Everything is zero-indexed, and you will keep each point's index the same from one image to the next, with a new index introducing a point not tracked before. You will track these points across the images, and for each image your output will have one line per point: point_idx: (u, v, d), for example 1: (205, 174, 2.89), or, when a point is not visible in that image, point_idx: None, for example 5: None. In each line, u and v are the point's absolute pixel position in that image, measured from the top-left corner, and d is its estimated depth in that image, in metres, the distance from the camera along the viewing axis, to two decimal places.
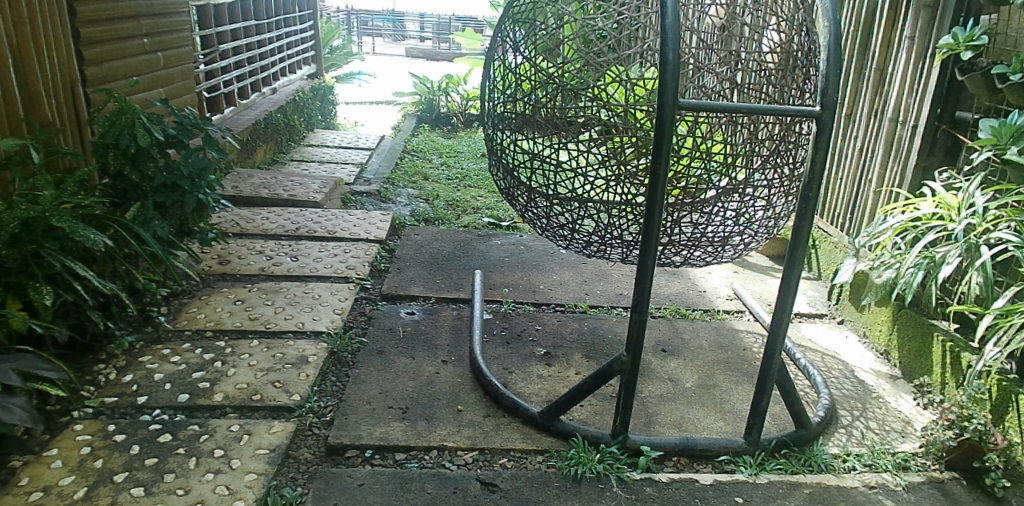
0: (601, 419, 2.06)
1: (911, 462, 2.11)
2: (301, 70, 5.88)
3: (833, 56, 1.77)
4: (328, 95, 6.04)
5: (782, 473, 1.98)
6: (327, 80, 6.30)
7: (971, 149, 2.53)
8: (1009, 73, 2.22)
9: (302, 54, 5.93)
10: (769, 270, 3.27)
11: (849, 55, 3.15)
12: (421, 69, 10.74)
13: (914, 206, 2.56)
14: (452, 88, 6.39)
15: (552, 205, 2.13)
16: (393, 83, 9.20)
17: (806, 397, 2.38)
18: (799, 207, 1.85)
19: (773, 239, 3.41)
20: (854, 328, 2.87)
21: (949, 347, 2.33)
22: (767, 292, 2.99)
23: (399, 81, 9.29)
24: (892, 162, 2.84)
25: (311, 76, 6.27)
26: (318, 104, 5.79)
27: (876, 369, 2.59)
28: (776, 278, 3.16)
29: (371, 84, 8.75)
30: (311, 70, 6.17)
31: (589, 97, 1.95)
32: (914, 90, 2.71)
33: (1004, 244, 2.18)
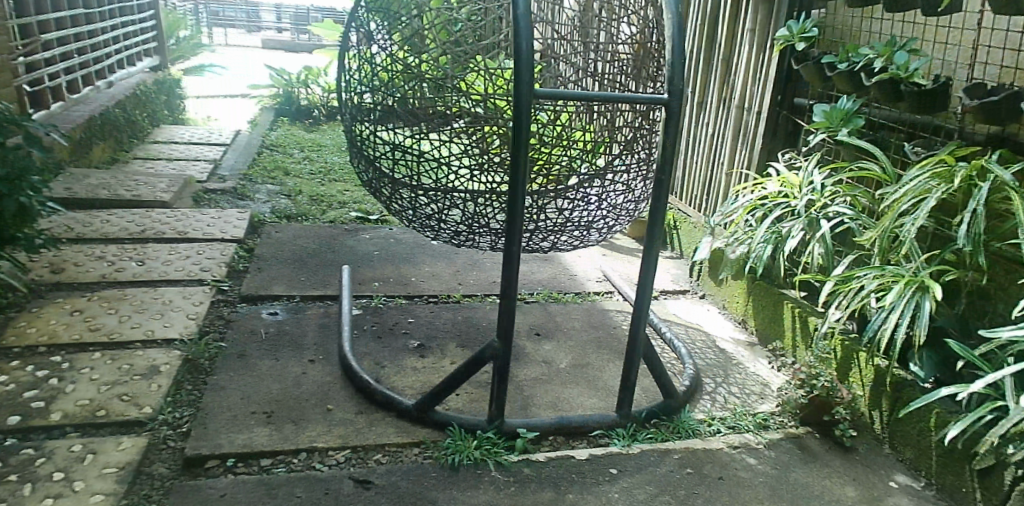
0: (477, 406, 2.05)
1: (770, 421, 2.28)
2: (143, 63, 5.49)
3: (677, 46, 1.83)
4: (174, 90, 5.64)
5: (653, 442, 2.08)
6: (173, 73, 5.88)
7: (807, 132, 2.74)
8: (838, 62, 2.47)
9: (142, 45, 5.54)
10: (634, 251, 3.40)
11: (698, 47, 3.33)
12: (278, 61, 10.34)
13: (761, 186, 2.70)
14: (312, 80, 6.22)
15: (417, 196, 2.07)
16: (248, 75, 8.77)
17: (673, 369, 2.49)
18: (654, 189, 1.92)
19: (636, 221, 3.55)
20: (714, 301, 3.04)
21: (798, 312, 2.52)
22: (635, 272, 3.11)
23: (254, 73, 8.88)
24: (740, 146, 3.02)
25: (154, 68, 5.86)
26: (164, 99, 5.40)
27: (735, 338, 2.76)
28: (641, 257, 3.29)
29: (223, 76, 8.30)
30: (153, 62, 5.77)
31: (450, 87, 1.93)
32: (757, 79, 2.90)
33: (841, 218, 2.37)
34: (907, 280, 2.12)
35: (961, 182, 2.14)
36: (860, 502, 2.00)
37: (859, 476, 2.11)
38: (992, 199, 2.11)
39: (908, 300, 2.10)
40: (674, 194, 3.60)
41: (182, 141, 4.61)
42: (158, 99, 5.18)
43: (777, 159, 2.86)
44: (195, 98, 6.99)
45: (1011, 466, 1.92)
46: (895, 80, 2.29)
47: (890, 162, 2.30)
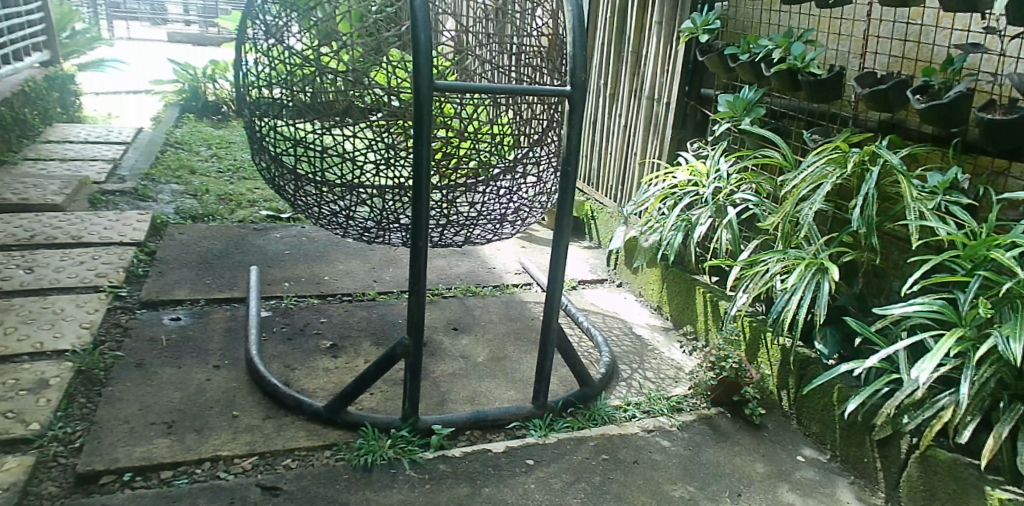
0: (392, 404, 2.03)
1: (684, 403, 2.35)
2: (32, 57, 5.18)
3: (578, 38, 1.84)
4: (69, 86, 5.34)
5: (569, 431, 2.11)
6: (66, 69, 5.59)
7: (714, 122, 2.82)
8: (740, 53, 2.54)
9: (31, 39, 5.22)
10: None
11: (609, 39, 3.38)
12: (188, 54, 9.95)
13: (671, 174, 2.76)
14: (220, 74, 6.00)
15: (322, 193, 2.02)
16: (154, 69, 8.39)
17: (590, 357, 2.53)
18: (561, 180, 1.93)
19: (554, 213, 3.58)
20: (631, 289, 3.10)
21: (709, 297, 2.59)
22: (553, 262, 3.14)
23: (160, 67, 8.51)
24: (651, 137, 3.08)
25: (46, 63, 5.54)
26: (56, 96, 5.15)
27: (651, 323, 2.82)
28: None
29: (125, 71, 7.91)
30: (44, 58, 5.46)
31: (350, 80, 1.88)
32: (665, 70, 2.95)
33: (746, 204, 2.45)
34: (806, 262, 2.20)
35: (855, 166, 2.23)
36: (768, 478, 2.08)
37: (767, 452, 2.20)
38: (883, 183, 2.21)
39: (807, 281, 2.18)
40: (590, 185, 3.64)
41: (77, 140, 4.38)
42: (48, 97, 4.91)
43: (687, 148, 2.93)
44: (94, 95, 6.64)
45: (904, 435, 2.03)
46: (793, 70, 2.38)
47: (790, 149, 2.39)
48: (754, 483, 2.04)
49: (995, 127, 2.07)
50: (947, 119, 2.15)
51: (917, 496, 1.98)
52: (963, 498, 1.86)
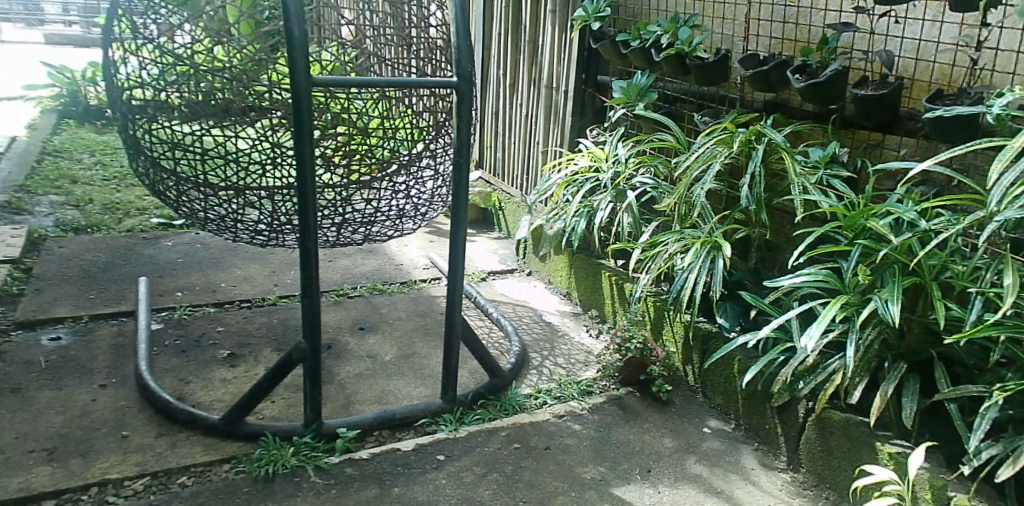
0: (295, 411, 2.00)
1: (594, 386, 2.39)
2: None
3: (461, 28, 1.83)
4: None
5: (481, 423, 2.11)
6: None
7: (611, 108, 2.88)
8: (631, 40, 2.60)
9: None
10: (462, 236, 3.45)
11: (505, 30, 3.39)
12: (70, 55, 9.42)
13: (572, 161, 2.79)
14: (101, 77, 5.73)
15: (206, 196, 1.95)
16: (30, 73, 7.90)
17: (500, 348, 2.54)
18: (454, 173, 1.92)
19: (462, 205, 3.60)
20: (541, 276, 3.14)
21: (615, 280, 2.64)
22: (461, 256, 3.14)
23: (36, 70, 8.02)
24: (552, 126, 3.10)
25: None
26: None
27: (560, 310, 2.87)
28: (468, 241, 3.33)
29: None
30: None
31: (226, 79, 1.80)
32: (561, 59, 2.98)
33: (644, 187, 2.50)
34: (702, 241, 2.26)
35: (742, 146, 2.31)
36: (676, 451, 2.14)
37: (675, 427, 2.27)
38: (769, 160, 2.30)
39: (703, 259, 2.24)
40: (496, 176, 3.67)
41: None
42: None
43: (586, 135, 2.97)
44: None
45: (801, 400, 2.12)
46: (681, 55, 2.45)
47: (682, 132, 2.45)
48: (661, 458, 2.10)
49: (867, 102, 2.18)
50: (824, 97, 2.25)
51: (816, 457, 2.07)
52: (857, 456, 1.97)
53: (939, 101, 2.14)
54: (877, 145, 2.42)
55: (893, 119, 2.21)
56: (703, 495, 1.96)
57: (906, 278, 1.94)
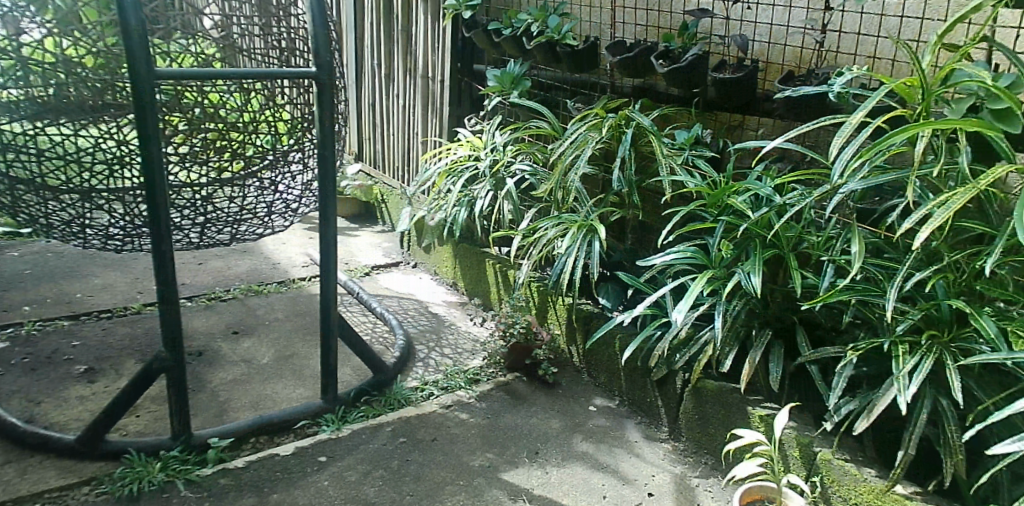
0: (163, 424, 1.91)
1: (481, 374, 2.41)
2: None
3: (318, 17, 1.78)
4: None
5: (364, 419, 2.09)
6: None
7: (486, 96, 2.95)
8: (502, 28, 2.66)
9: None
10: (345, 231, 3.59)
11: (378, 21, 3.43)
12: None
13: (450, 151, 2.82)
14: None
15: (46, 201, 1.81)
16: None
17: (386, 342, 2.55)
18: (320, 165, 1.88)
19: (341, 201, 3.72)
20: (426, 268, 3.18)
21: (499, 268, 2.69)
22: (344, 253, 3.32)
23: None
24: (430, 116, 3.15)
25: None
26: None
27: (447, 300, 2.91)
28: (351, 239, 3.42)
29: None
30: None
31: (57, 72, 1.65)
32: (435, 49, 3.04)
33: (523, 174, 2.53)
34: (578, 225, 2.30)
35: (612, 130, 2.36)
36: (563, 432, 2.19)
37: (562, 408, 2.31)
38: (638, 143, 2.36)
39: (580, 243, 2.28)
40: (378, 168, 3.71)
41: None
42: None
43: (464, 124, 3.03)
44: None
45: (678, 372, 2.20)
46: (551, 42, 2.50)
47: (556, 118, 2.50)
48: (548, 439, 2.14)
49: (725, 85, 2.27)
50: (687, 81, 2.34)
51: (694, 425, 2.16)
52: (731, 421, 2.07)
53: (790, 82, 2.26)
54: (738, 125, 2.54)
55: (751, 100, 2.33)
56: (589, 472, 2.01)
57: (767, 250, 2.01)
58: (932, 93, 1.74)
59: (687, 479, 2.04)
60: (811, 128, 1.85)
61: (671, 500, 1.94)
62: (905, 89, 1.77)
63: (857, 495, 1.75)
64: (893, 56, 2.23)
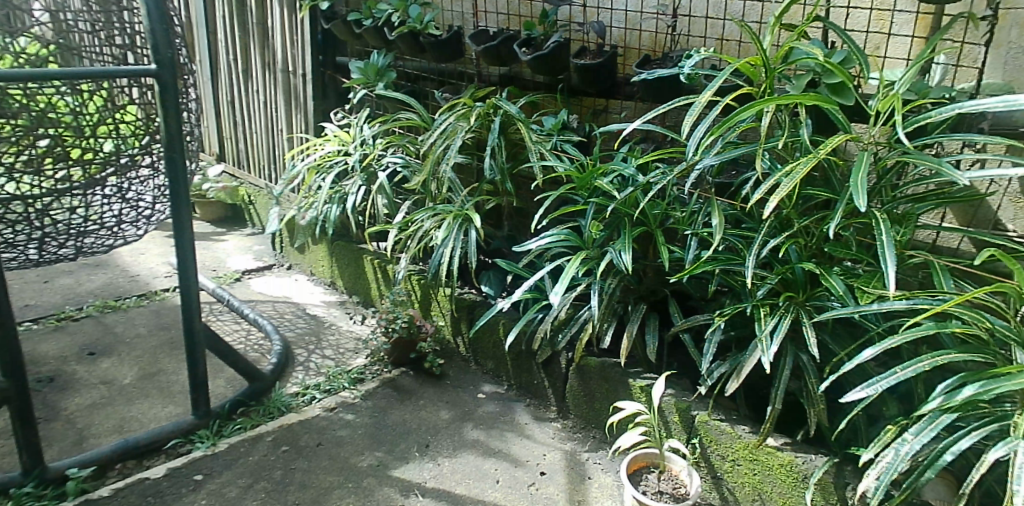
0: (11, 459, 1.77)
1: (365, 373, 2.37)
2: None
3: (154, 11, 1.66)
4: None
5: (242, 432, 2.00)
6: None
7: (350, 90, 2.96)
8: (363, 19, 2.71)
9: None
10: (211, 236, 3.46)
11: (230, 16, 3.33)
12: None
13: (316, 147, 2.77)
14: None
15: None
16: None
17: (262, 349, 2.48)
18: (168, 169, 1.78)
19: (204, 206, 3.59)
20: (302, 269, 3.11)
21: (376, 264, 2.67)
22: (213, 256, 3.22)
23: None
24: (294, 112, 3.11)
25: None
26: None
27: (325, 300, 2.86)
28: (219, 247, 3.31)
29: None
30: None
31: None
32: (294, 42, 3.00)
33: (394, 167, 2.51)
34: (453, 215, 2.29)
35: (480, 119, 2.36)
36: (452, 422, 2.19)
37: (450, 398, 2.31)
38: (507, 131, 2.38)
39: (456, 233, 2.27)
40: (242, 169, 3.59)
41: None
42: None
43: (330, 118, 3.02)
44: None
45: (561, 352, 2.24)
46: (414, 32, 2.55)
47: (424, 109, 2.48)
48: (438, 430, 2.13)
49: (584, 71, 2.34)
50: (550, 68, 2.40)
51: (581, 402, 2.21)
52: (614, 395, 2.14)
53: (647, 66, 2.33)
54: (603, 109, 2.62)
55: (612, 85, 2.39)
56: (480, 459, 2.02)
57: (635, 228, 2.07)
58: (774, 72, 1.83)
59: (577, 454, 2.10)
60: (669, 109, 1.90)
61: (562, 477, 1.98)
62: (749, 68, 1.85)
63: (733, 452, 1.87)
64: (739, 39, 2.38)
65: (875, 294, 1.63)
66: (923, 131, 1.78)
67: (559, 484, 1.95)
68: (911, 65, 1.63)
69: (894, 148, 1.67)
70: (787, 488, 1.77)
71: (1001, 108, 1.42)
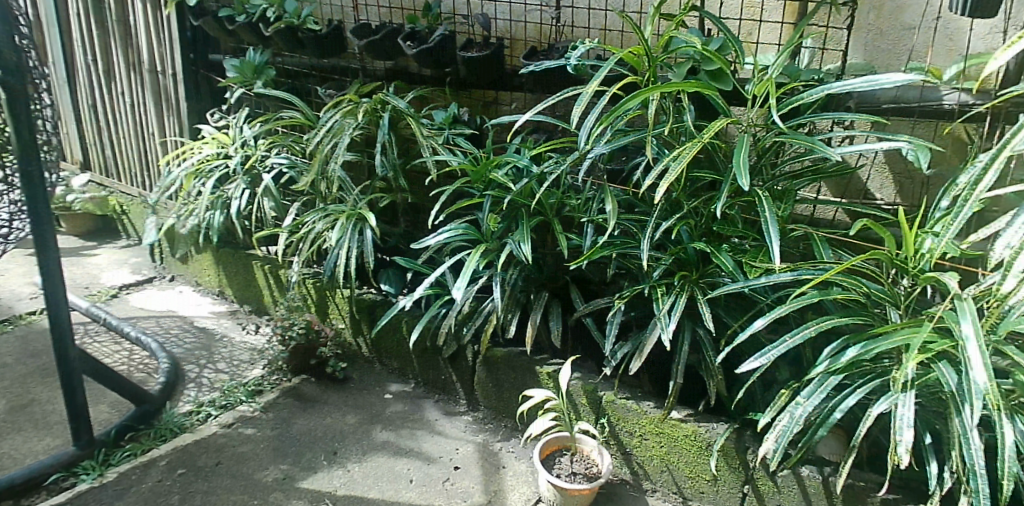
0: None
1: (264, 384, 2.26)
2: None
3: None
4: None
5: (132, 458, 1.87)
6: None
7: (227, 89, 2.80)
8: (235, 15, 2.59)
9: None
10: (80, 252, 3.19)
11: (85, 13, 3.06)
12: None
13: (193, 151, 2.60)
14: None
15: None
16: None
17: (147, 368, 2.31)
18: (24, 183, 1.62)
19: (70, 219, 3.30)
20: (187, 280, 2.92)
21: (268, 269, 2.55)
22: (84, 273, 2.96)
23: None
24: (166, 114, 2.91)
25: None
26: None
27: (214, 311, 2.70)
28: (91, 263, 3.05)
29: None
30: None
31: None
32: (160, 40, 2.81)
33: (280, 169, 2.40)
34: (346, 215, 2.22)
35: (367, 115, 2.29)
36: (360, 425, 2.13)
37: (356, 402, 2.25)
38: (397, 127, 2.33)
39: (350, 233, 2.21)
40: (110, 177, 3.32)
41: None
42: None
43: (207, 119, 2.85)
44: None
45: (467, 346, 2.23)
46: (291, 28, 2.48)
47: (308, 107, 2.38)
48: (346, 435, 2.07)
49: (472, 64, 2.33)
50: (437, 61, 2.37)
51: (490, 394, 2.21)
52: (522, 383, 2.15)
53: (534, 57, 2.34)
54: (493, 101, 2.61)
55: (500, 76, 2.38)
56: (392, 460, 1.98)
57: (533, 218, 2.08)
58: (657, 61, 1.88)
59: (489, 445, 2.09)
60: (559, 99, 1.91)
61: (476, 470, 1.98)
62: (633, 58, 1.89)
63: (640, 428, 1.93)
64: (621, 29, 2.45)
65: (762, 268, 1.72)
66: (796, 112, 1.88)
67: (473, 477, 1.94)
68: (783, 50, 1.71)
69: (771, 130, 1.76)
70: (693, 457, 1.85)
71: (866, 87, 1.54)
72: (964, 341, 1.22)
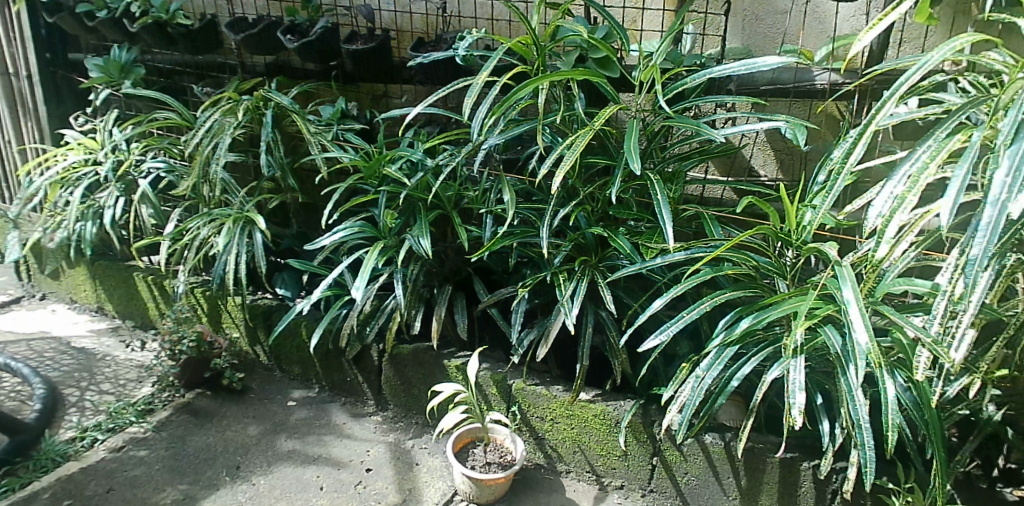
0: None
1: (154, 402, 2.10)
2: None
3: None
4: None
5: (8, 495, 1.71)
6: None
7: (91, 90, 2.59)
8: (95, 10, 2.39)
9: None
10: None
11: None
12: None
13: (56, 157, 2.38)
14: None
15: None
16: None
17: (20, 397, 2.10)
18: None
19: None
20: (59, 298, 2.68)
21: (151, 281, 2.38)
22: None
23: None
24: (22, 118, 2.65)
25: None
26: None
27: (93, 330, 2.50)
28: None
29: None
30: None
31: None
32: (10, 38, 2.55)
33: (157, 173, 2.24)
34: (232, 219, 2.10)
35: (249, 112, 2.16)
36: (263, 436, 2.03)
37: (257, 412, 2.14)
38: (282, 124, 2.22)
39: (238, 237, 2.09)
40: None
41: None
42: None
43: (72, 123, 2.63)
44: None
45: (372, 346, 2.17)
46: (160, 23, 2.31)
47: (183, 106, 2.23)
48: (248, 447, 1.97)
49: (358, 56, 2.26)
50: (321, 54, 2.28)
51: (399, 392, 2.17)
52: (430, 379, 2.11)
53: (422, 48, 2.30)
54: (383, 94, 2.55)
55: (389, 69, 2.33)
56: (299, 468, 1.90)
57: (431, 211, 2.04)
58: (544, 50, 1.88)
59: (401, 444, 2.05)
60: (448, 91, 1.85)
61: (389, 470, 1.93)
62: (520, 47, 1.88)
63: (550, 412, 1.95)
64: (508, 18, 2.45)
65: (657, 248, 1.77)
66: (681, 96, 1.95)
67: (386, 477, 1.90)
68: (666, 37, 1.76)
69: (659, 114, 1.81)
70: (603, 435, 1.89)
71: (744, 70, 1.61)
72: (846, 306, 1.31)
